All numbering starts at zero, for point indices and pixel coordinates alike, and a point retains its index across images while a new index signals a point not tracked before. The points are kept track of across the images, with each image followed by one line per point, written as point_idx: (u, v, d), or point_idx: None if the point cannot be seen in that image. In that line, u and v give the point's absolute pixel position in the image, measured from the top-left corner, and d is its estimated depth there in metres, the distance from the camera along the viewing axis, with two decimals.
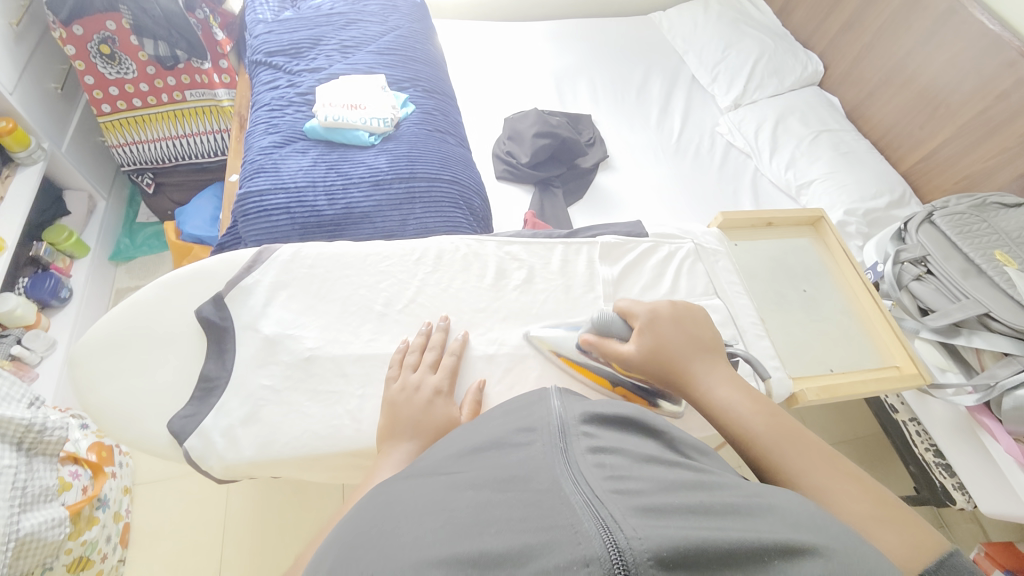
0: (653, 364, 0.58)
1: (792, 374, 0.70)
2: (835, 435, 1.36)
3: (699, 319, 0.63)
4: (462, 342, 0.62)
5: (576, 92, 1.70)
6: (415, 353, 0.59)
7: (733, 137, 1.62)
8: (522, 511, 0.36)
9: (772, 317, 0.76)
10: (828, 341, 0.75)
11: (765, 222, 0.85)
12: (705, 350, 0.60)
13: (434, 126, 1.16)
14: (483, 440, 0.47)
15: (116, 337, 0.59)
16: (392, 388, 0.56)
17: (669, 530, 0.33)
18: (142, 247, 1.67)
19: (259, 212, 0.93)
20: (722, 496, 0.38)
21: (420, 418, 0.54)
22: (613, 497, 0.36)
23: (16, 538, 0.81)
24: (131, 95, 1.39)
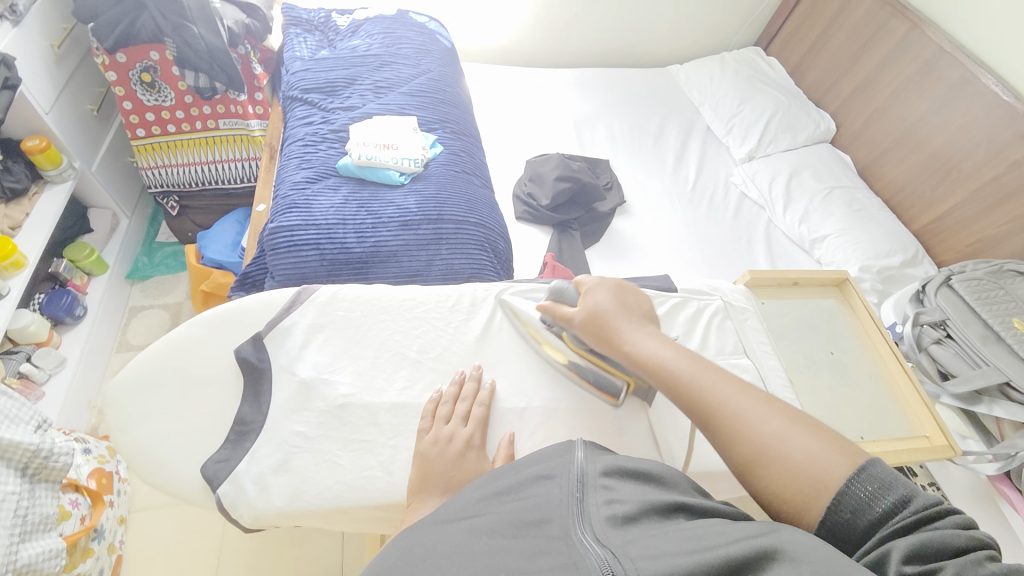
0: (590, 323, 0.63)
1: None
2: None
3: (638, 293, 0.67)
4: (491, 392, 0.62)
5: (595, 136, 1.76)
6: (447, 404, 0.59)
7: (747, 187, 1.66)
8: (538, 558, 0.39)
9: (799, 378, 0.76)
10: (857, 406, 0.75)
11: (791, 282, 0.86)
12: (630, 313, 0.63)
13: (461, 168, 1.20)
14: (514, 496, 0.47)
15: (151, 376, 0.59)
16: (424, 440, 0.56)
17: (666, 566, 0.36)
18: (159, 266, 1.68)
19: (289, 247, 0.95)
20: (721, 531, 0.40)
21: (455, 470, 0.53)
22: (620, 543, 0.39)
23: (11, 569, 0.80)
24: (166, 121, 1.43)
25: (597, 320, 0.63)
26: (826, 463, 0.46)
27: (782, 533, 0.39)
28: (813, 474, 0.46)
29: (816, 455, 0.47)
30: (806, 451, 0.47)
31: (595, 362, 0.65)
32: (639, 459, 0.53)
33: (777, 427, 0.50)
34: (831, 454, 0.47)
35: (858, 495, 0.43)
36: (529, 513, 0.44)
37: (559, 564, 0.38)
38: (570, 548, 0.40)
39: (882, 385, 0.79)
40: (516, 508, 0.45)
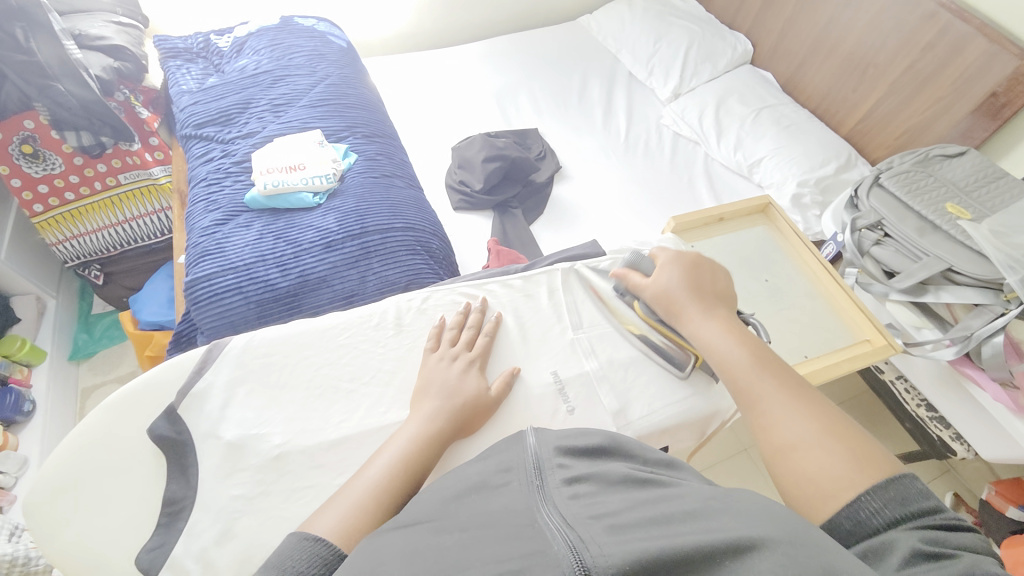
0: (659, 299, 0.68)
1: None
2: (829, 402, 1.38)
3: (712, 270, 0.70)
4: (495, 323, 0.68)
5: (519, 107, 1.70)
6: (451, 332, 0.66)
7: (678, 126, 1.64)
8: (502, 546, 0.37)
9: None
10: (799, 327, 0.76)
11: (717, 218, 0.86)
12: (711, 298, 0.67)
13: (380, 172, 1.15)
14: (478, 497, 0.44)
15: (68, 474, 0.56)
16: (432, 360, 0.62)
17: (633, 546, 0.34)
18: (103, 340, 1.60)
19: (210, 297, 0.89)
20: (682, 504, 0.39)
21: (451, 381, 0.60)
22: (585, 522, 0.38)
23: None
24: (62, 189, 1.33)
25: (668, 297, 0.67)
26: (853, 476, 0.48)
27: (732, 499, 0.40)
28: (831, 482, 0.48)
29: (832, 464, 0.49)
30: (837, 464, 0.49)
31: (664, 329, 0.69)
32: (591, 434, 0.52)
33: (814, 430, 0.52)
34: (851, 465, 0.49)
35: (868, 504, 0.45)
36: (493, 511, 0.42)
37: (526, 547, 0.36)
38: (535, 532, 0.38)
39: (819, 299, 0.80)
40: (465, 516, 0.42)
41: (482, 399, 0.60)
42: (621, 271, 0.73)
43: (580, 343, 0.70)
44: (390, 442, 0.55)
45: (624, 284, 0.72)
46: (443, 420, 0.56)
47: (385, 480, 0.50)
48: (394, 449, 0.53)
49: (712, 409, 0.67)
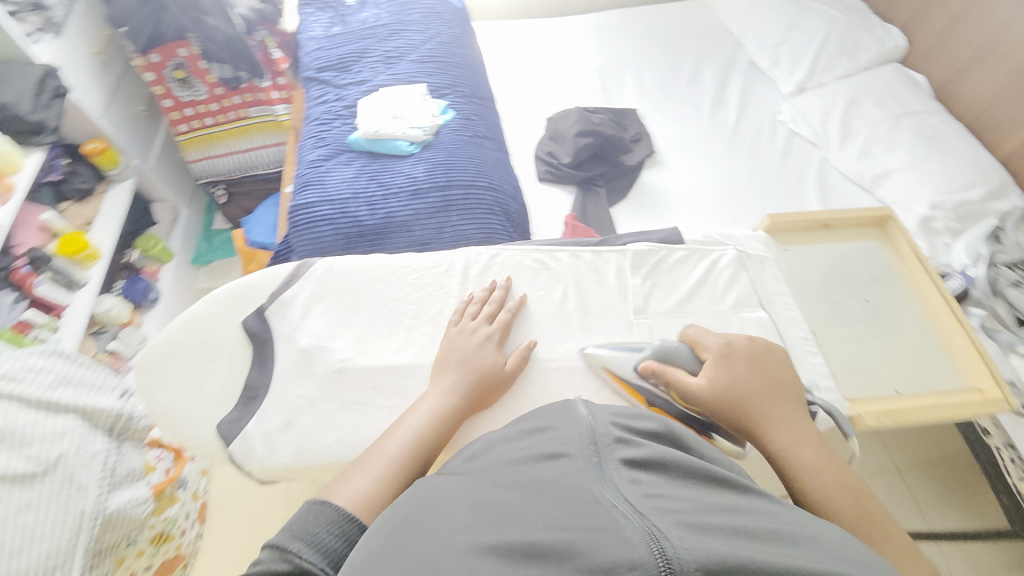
0: (721, 394, 0.55)
1: (848, 397, 0.65)
2: (911, 460, 1.29)
3: (779, 360, 0.61)
4: (518, 301, 0.67)
5: (622, 86, 1.65)
6: (473, 305, 0.65)
7: (797, 125, 1.51)
8: (565, 516, 0.36)
9: (826, 329, 0.71)
10: (897, 360, 0.70)
11: (822, 224, 0.81)
12: (788, 401, 0.57)
13: (473, 132, 1.18)
14: (533, 463, 0.43)
15: (175, 349, 0.65)
16: (454, 333, 0.62)
17: (715, 550, 0.32)
18: (219, 252, 1.82)
19: (307, 224, 0.99)
20: (764, 521, 0.37)
21: (470, 355, 0.60)
22: (656, 512, 0.36)
23: (104, 516, 0.92)
24: (203, 115, 1.52)
25: (732, 392, 0.56)
26: None
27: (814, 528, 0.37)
28: None
29: None
30: None
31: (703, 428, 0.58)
32: (650, 421, 0.50)
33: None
34: None
35: None
36: (550, 478, 0.41)
37: (592, 522, 0.35)
38: (600, 509, 0.36)
39: (931, 334, 0.72)
40: (521, 476, 0.42)
41: (497, 375, 0.60)
42: (654, 364, 0.58)
43: (639, 328, 0.68)
44: (415, 410, 0.56)
45: (659, 378, 0.58)
46: (460, 394, 0.57)
47: (405, 447, 0.53)
48: (420, 418, 0.55)
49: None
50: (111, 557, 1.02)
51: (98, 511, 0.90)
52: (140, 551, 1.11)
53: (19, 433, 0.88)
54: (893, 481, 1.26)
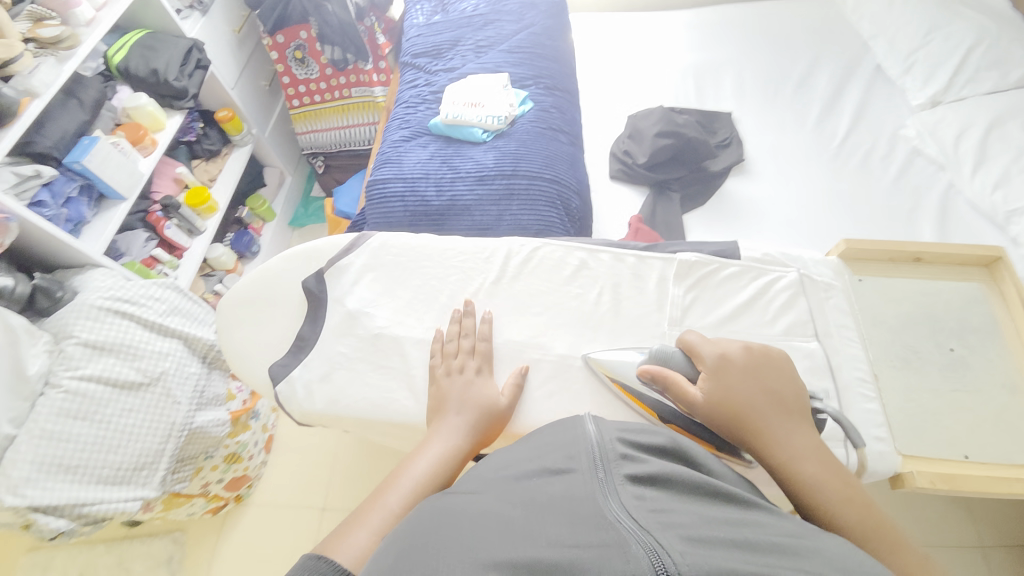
0: (717, 408, 0.54)
1: (902, 452, 0.70)
2: (996, 537, 1.19)
3: (781, 368, 0.57)
4: (490, 325, 0.65)
5: (719, 87, 1.55)
6: (452, 342, 0.63)
7: (923, 142, 1.32)
8: (570, 529, 0.37)
9: (896, 375, 0.77)
10: (970, 418, 0.73)
11: (916, 258, 0.85)
12: (792, 407, 0.54)
13: (549, 125, 1.18)
14: (540, 480, 0.44)
15: (248, 298, 0.71)
16: (438, 373, 0.61)
17: (715, 560, 0.32)
18: (313, 216, 2.04)
19: (380, 199, 1.07)
20: (769, 534, 0.36)
21: (466, 395, 0.59)
22: (658, 526, 0.36)
23: (188, 430, 1.14)
24: (314, 92, 1.69)
25: (729, 405, 0.53)
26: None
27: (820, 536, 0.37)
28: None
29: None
30: None
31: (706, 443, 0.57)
32: (656, 433, 0.50)
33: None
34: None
35: None
36: (555, 494, 0.42)
37: (595, 537, 0.35)
38: (603, 524, 0.37)
39: (1009, 394, 0.76)
40: (528, 490, 0.43)
41: (496, 410, 0.59)
42: (653, 368, 0.58)
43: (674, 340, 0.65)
44: (422, 451, 0.55)
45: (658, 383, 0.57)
46: (460, 435, 0.56)
47: (411, 493, 0.51)
48: (429, 463, 0.53)
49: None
50: (190, 466, 1.22)
51: (184, 425, 1.14)
52: (214, 465, 1.30)
53: (133, 346, 1.10)
54: (972, 554, 1.17)
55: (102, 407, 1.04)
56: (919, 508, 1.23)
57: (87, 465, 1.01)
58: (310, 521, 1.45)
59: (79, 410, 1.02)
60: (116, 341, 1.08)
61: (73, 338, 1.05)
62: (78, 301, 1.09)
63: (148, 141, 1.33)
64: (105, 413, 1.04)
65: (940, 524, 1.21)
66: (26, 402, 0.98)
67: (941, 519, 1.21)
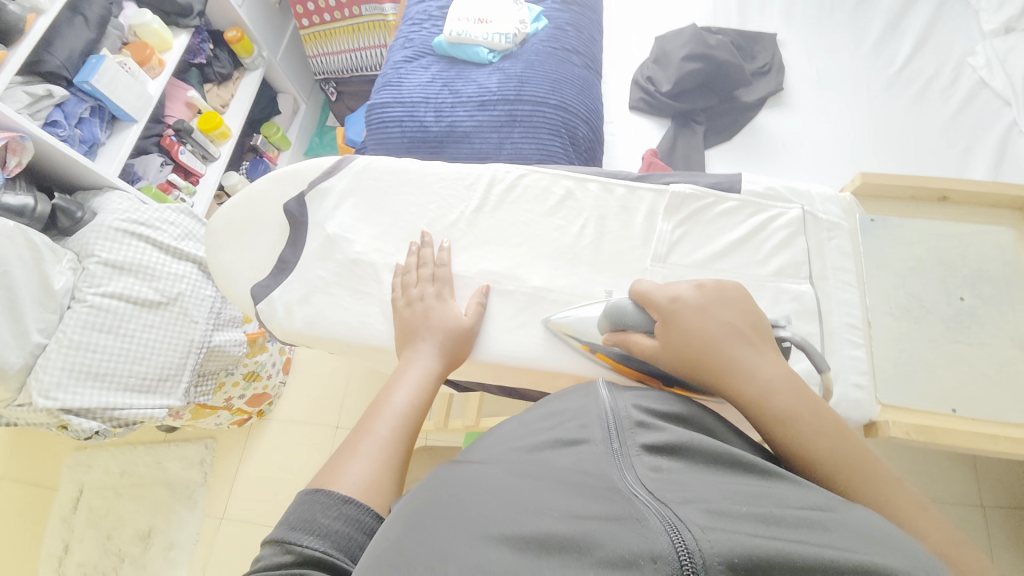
0: (679, 357, 0.52)
1: (881, 400, 0.68)
2: (1000, 499, 1.17)
3: (738, 303, 0.54)
4: (447, 251, 0.64)
5: (764, 3, 1.38)
6: (412, 272, 0.62)
7: (991, 73, 1.14)
8: (584, 502, 0.37)
9: (894, 320, 0.73)
10: (965, 375, 0.70)
11: (939, 197, 0.79)
12: (754, 345, 0.51)
13: (561, 45, 1.09)
14: (555, 453, 0.45)
15: (233, 218, 0.71)
16: (400, 305, 0.61)
17: (738, 535, 0.31)
18: (327, 146, 2.02)
19: (379, 124, 1.03)
20: (793, 509, 0.36)
21: (429, 320, 0.59)
22: (678, 503, 0.35)
23: (207, 346, 1.23)
24: (323, 11, 1.60)
25: (693, 351, 0.52)
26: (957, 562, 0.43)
27: (849, 515, 0.36)
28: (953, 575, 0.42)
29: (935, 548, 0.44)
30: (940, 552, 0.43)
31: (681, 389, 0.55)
32: (671, 401, 0.50)
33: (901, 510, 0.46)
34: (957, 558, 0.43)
35: None
36: (573, 469, 0.42)
37: (611, 511, 0.35)
38: (620, 497, 0.37)
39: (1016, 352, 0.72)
40: (545, 464, 0.43)
41: (459, 328, 0.60)
42: (613, 335, 0.57)
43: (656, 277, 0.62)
44: (398, 381, 0.56)
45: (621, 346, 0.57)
46: (431, 359, 0.58)
47: (398, 420, 0.53)
48: (407, 393, 0.54)
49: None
50: (212, 381, 1.32)
51: (202, 342, 1.22)
52: (235, 381, 1.40)
53: (151, 267, 1.16)
54: (970, 512, 1.16)
55: (125, 322, 1.11)
56: (922, 464, 1.21)
57: (114, 373, 1.09)
58: (325, 437, 1.57)
59: (104, 323, 1.09)
60: (135, 261, 1.14)
61: (94, 257, 1.10)
62: (97, 221, 1.14)
63: (154, 61, 1.30)
64: (128, 328, 1.12)
65: (938, 481, 1.19)
66: (54, 313, 1.06)
67: (943, 477, 1.19)
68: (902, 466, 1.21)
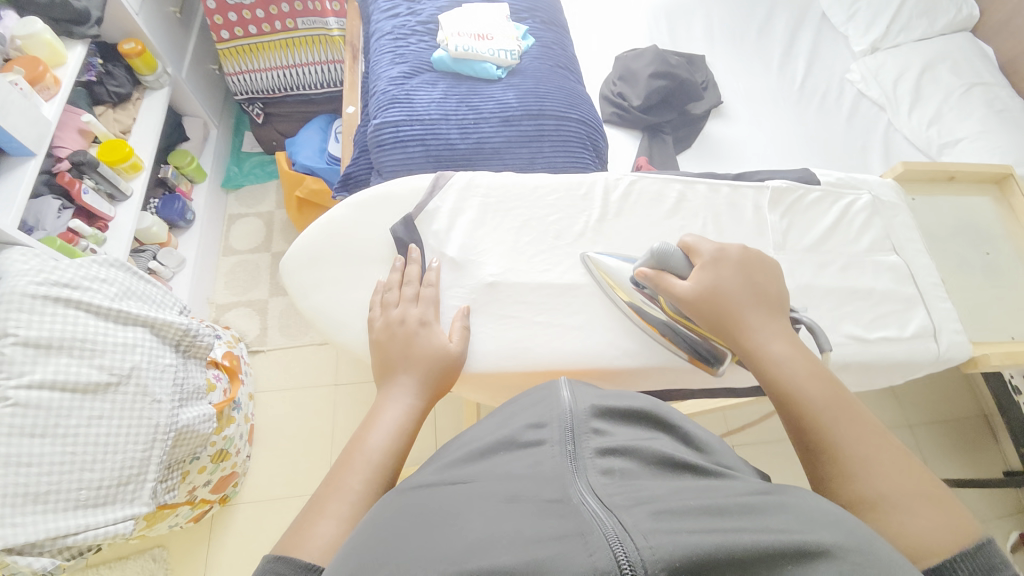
0: (704, 299, 0.64)
1: (973, 339, 0.84)
2: (919, 417, 1.49)
3: (767, 269, 0.67)
4: (434, 272, 0.71)
5: (691, 28, 1.59)
6: (394, 291, 0.70)
7: (866, 86, 1.48)
8: (527, 526, 0.33)
9: (949, 278, 0.91)
10: (1012, 311, 0.88)
11: (947, 176, 0.98)
12: (771, 309, 0.64)
13: (555, 62, 1.11)
14: (504, 458, 0.41)
15: (321, 253, 0.77)
16: (378, 326, 0.67)
17: (683, 536, 0.31)
18: (250, 176, 1.74)
19: (394, 142, 0.94)
20: (736, 498, 0.36)
21: (414, 349, 0.64)
22: (626, 505, 0.33)
23: (174, 429, 0.96)
24: (248, 22, 1.41)
25: (719, 301, 0.63)
26: (934, 528, 0.46)
27: (783, 495, 0.37)
28: (928, 541, 0.46)
29: (906, 493, 0.49)
30: (918, 510, 0.48)
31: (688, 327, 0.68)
32: (632, 397, 0.49)
33: (889, 461, 0.51)
34: (939, 520, 0.47)
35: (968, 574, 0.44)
36: (522, 476, 0.38)
37: (555, 529, 0.32)
38: (567, 508, 0.34)
39: None
40: (499, 471, 0.40)
41: (444, 355, 0.65)
42: (649, 271, 0.66)
43: (782, 262, 0.78)
44: (376, 422, 0.57)
45: (652, 284, 0.66)
46: (410, 396, 0.60)
47: (372, 468, 0.52)
48: (383, 436, 0.55)
49: (906, 357, 0.74)
50: (178, 472, 1.05)
51: (169, 426, 0.95)
52: (202, 467, 1.13)
53: (90, 341, 0.88)
54: (903, 431, 1.46)
55: (65, 417, 0.84)
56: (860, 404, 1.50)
57: (58, 489, 0.82)
58: None
59: (37, 425, 0.82)
60: (69, 336, 0.87)
61: (9, 338, 0.83)
62: (5, 289, 0.85)
63: (49, 79, 1.02)
64: (70, 424, 0.84)
65: (877, 412, 1.49)
66: None
67: (879, 410, 1.49)
68: None
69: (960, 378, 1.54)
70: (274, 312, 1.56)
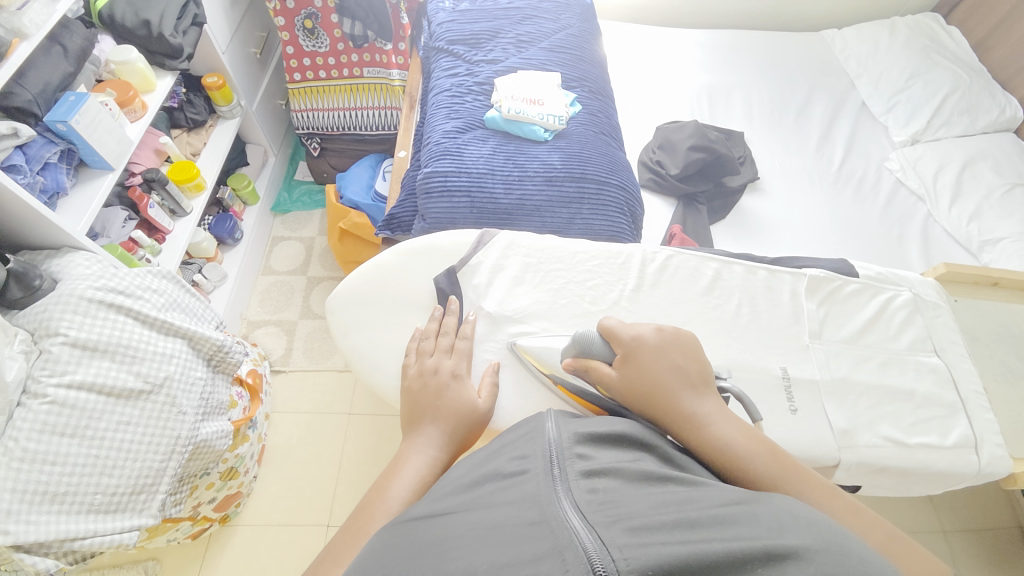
0: (631, 388, 0.59)
1: (1013, 454, 0.80)
2: (953, 523, 1.39)
3: (689, 349, 0.62)
4: (469, 325, 0.74)
5: (730, 106, 1.65)
6: (429, 340, 0.73)
7: (905, 174, 1.49)
8: (508, 545, 0.33)
9: (996, 386, 0.88)
10: None
11: (991, 282, 0.98)
12: (698, 386, 0.59)
13: (600, 129, 1.17)
14: (490, 489, 0.41)
15: (365, 294, 0.82)
16: (411, 373, 0.69)
17: (654, 548, 0.31)
18: (297, 203, 1.85)
19: (442, 192, 1.00)
20: (708, 506, 0.36)
21: (445, 401, 0.64)
22: (605, 522, 0.34)
23: (193, 442, 0.98)
24: (319, 67, 1.55)
25: (646, 387, 0.58)
26: None
27: (758, 500, 0.37)
28: None
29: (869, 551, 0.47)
30: None
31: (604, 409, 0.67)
32: (613, 420, 0.50)
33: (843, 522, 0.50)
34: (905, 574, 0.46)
35: None
36: (508, 504, 0.38)
37: (537, 548, 0.32)
38: (547, 527, 0.34)
39: None
40: (487, 502, 0.39)
41: (471, 409, 0.65)
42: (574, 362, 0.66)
43: (816, 350, 0.79)
44: (399, 470, 0.56)
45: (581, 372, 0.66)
46: (434, 448, 0.59)
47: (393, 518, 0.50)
48: (404, 486, 0.54)
49: (946, 468, 0.73)
50: (188, 486, 1.05)
51: (189, 439, 0.97)
52: (209, 483, 1.13)
53: (133, 347, 0.92)
54: (934, 537, 1.36)
55: (95, 420, 0.86)
56: (887, 500, 1.41)
57: (76, 491, 0.84)
58: (316, 536, 1.30)
59: (67, 425, 0.84)
60: (113, 341, 0.90)
61: (59, 338, 0.87)
62: (65, 290, 0.90)
63: (137, 103, 1.13)
64: (99, 428, 0.87)
65: (907, 513, 1.39)
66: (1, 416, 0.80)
67: (909, 510, 1.40)
68: (878, 504, 1.40)
69: (998, 485, 1.44)
70: (301, 335, 1.60)
